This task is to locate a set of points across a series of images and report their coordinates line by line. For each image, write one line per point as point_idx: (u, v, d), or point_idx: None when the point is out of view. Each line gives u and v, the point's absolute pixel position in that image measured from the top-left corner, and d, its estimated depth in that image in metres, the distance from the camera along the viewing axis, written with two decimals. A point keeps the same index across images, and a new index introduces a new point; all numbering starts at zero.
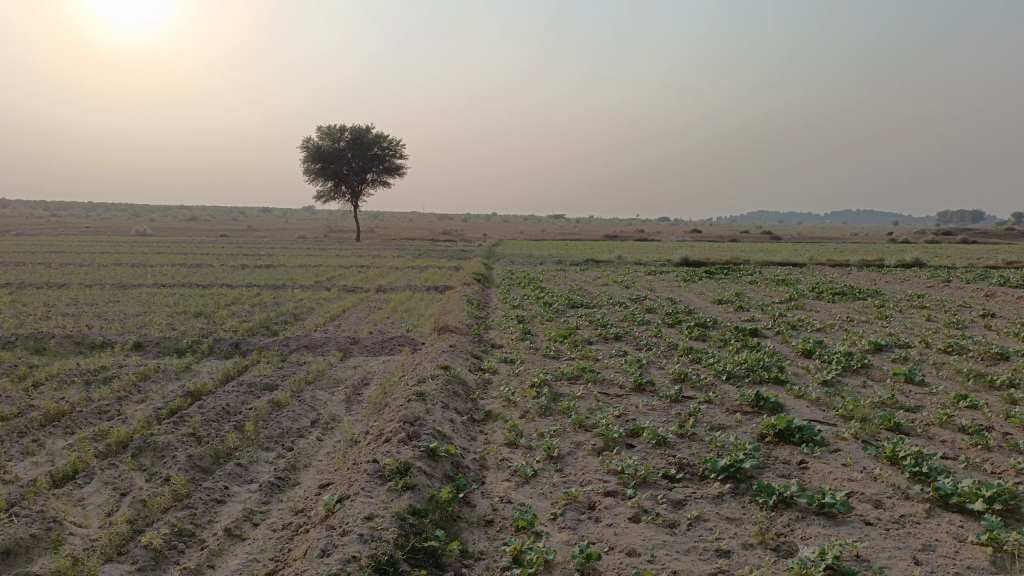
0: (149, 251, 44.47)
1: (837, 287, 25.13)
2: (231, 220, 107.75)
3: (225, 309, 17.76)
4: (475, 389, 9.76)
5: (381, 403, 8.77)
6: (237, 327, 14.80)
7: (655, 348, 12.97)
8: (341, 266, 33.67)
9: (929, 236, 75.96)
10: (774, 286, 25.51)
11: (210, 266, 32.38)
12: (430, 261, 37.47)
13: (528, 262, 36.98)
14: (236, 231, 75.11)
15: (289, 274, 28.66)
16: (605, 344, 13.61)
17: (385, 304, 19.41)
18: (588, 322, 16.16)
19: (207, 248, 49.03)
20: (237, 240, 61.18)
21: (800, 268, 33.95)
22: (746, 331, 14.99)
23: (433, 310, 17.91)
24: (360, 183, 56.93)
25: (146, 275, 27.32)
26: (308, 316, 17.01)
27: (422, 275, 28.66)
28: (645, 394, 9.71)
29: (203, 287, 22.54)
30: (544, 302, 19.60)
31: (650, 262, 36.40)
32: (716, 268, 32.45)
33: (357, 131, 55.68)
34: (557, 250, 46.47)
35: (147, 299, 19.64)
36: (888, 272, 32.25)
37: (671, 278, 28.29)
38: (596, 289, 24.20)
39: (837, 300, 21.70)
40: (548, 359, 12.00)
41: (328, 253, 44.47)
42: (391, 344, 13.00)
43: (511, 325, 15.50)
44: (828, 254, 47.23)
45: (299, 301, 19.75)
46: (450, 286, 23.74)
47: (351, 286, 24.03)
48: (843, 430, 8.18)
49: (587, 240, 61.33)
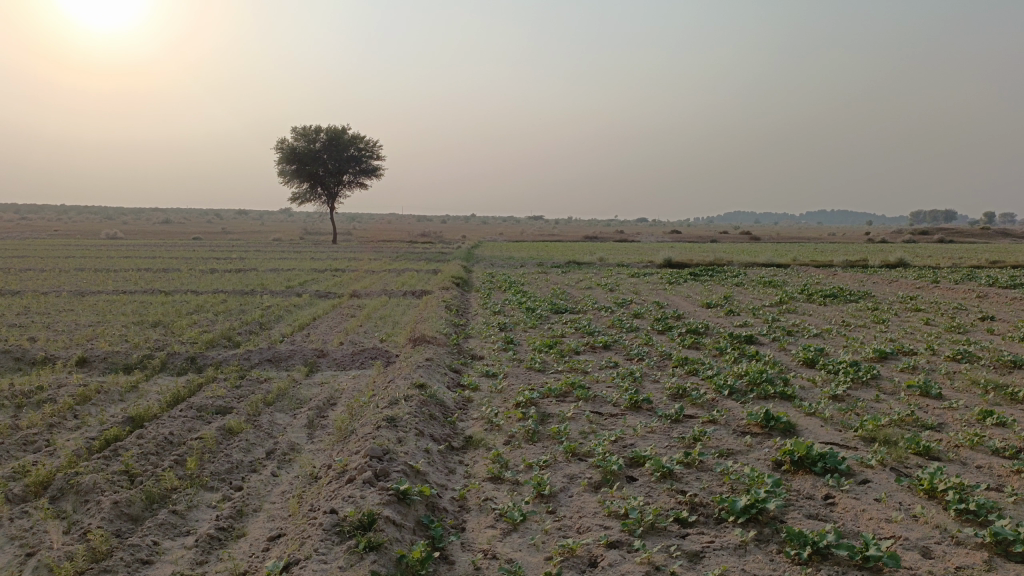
0: (116, 256, 42.93)
1: (827, 289, 24.41)
2: (206, 223, 105.81)
3: (186, 318, 16.62)
4: (454, 411, 8.77)
5: (348, 430, 7.76)
6: (196, 338, 13.68)
7: (648, 359, 12.05)
8: (315, 270, 32.55)
9: (905, 236, 76.18)
10: (762, 288, 24.77)
11: (178, 271, 31.04)
12: (408, 264, 36.39)
13: (508, 264, 36.02)
14: (210, 234, 73.47)
15: (260, 278, 27.44)
16: (594, 354, 12.66)
17: (358, 310, 18.37)
18: (574, 329, 15.22)
19: (178, 252, 47.64)
20: (209, 243, 59.67)
21: (785, 269, 33.31)
22: (743, 338, 14.11)
23: (409, 317, 16.89)
24: (336, 185, 55.70)
25: (108, 281, 25.98)
26: (276, 325, 15.94)
27: (399, 279, 27.59)
28: (641, 413, 8.77)
29: (167, 294, 21.34)
30: (527, 307, 18.65)
31: (633, 264, 35.59)
32: (701, 270, 31.68)
33: (333, 132, 54.43)
34: (537, 252, 45.56)
35: (104, 308, 18.43)
36: (874, 274, 31.65)
37: (657, 280, 27.45)
38: (579, 293, 23.28)
39: (830, 303, 20.93)
40: (533, 372, 11.04)
41: (302, 257, 43.23)
42: (362, 356, 11.96)
43: (492, 334, 14.51)
44: (810, 254, 46.76)
45: (268, 308, 18.64)
46: (428, 291, 22.74)
47: (324, 291, 22.93)
48: (868, 456, 7.31)
49: (567, 242, 60.53)
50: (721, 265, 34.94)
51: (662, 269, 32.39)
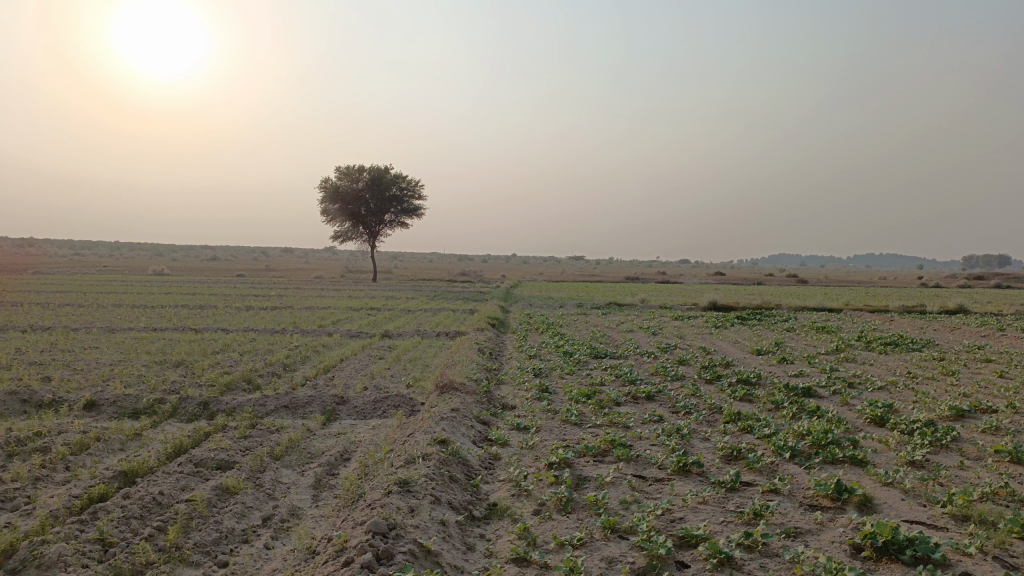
0: (157, 292, 43.07)
1: (886, 336, 22.90)
2: (251, 260, 107.01)
3: (209, 358, 15.99)
4: (479, 471, 7.83)
5: (357, 492, 6.88)
6: (213, 380, 12.97)
7: (695, 412, 10.96)
8: (350, 308, 31.98)
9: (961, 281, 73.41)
10: (815, 334, 23.39)
11: (213, 308, 30.72)
12: (446, 303, 35.67)
13: (547, 304, 35.09)
14: (254, 272, 74.23)
15: (294, 317, 26.88)
16: (637, 406, 11.59)
17: (388, 353, 17.56)
18: (615, 377, 14.17)
19: (218, 288, 47.78)
20: (250, 279, 59.93)
21: (838, 314, 31.71)
22: (800, 390, 12.91)
23: (440, 361, 16.03)
24: (377, 224, 55.70)
25: (141, 317, 25.69)
26: (301, 367, 15.21)
27: (434, 319, 26.82)
28: (691, 478, 7.72)
29: (196, 332, 20.84)
30: (564, 351, 17.65)
31: (677, 306, 34.38)
32: (749, 314, 30.31)
33: (376, 172, 54.46)
34: (578, 293, 44.56)
35: (130, 346, 17.93)
36: (934, 320, 29.91)
37: (702, 324, 26.23)
38: (620, 336, 22.22)
39: (891, 352, 19.50)
40: (569, 426, 10.04)
41: (340, 295, 42.85)
42: (384, 404, 11.08)
43: (527, 380, 13.55)
44: (863, 298, 44.86)
45: (295, 348, 17.96)
46: (462, 332, 21.88)
47: (356, 331, 22.24)
48: (964, 541, 6.14)
49: (608, 282, 59.46)
50: (769, 309, 33.45)
51: (706, 313, 31.14)
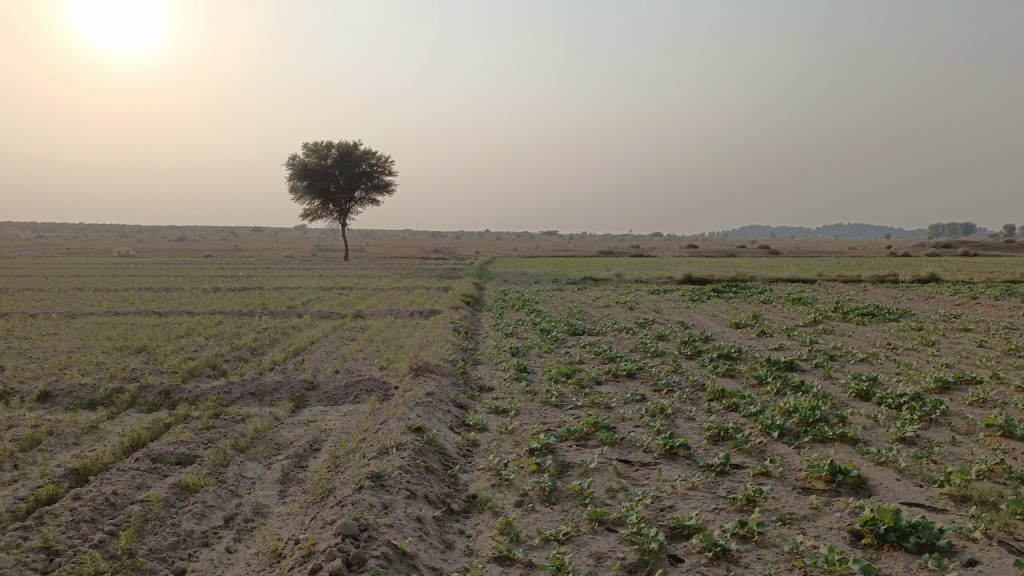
0: (122, 274, 41.98)
1: (862, 307, 22.83)
2: (220, 240, 105.11)
3: (174, 343, 15.36)
4: (456, 460, 7.43)
5: (327, 487, 6.44)
6: (177, 367, 12.39)
7: (678, 390, 10.64)
8: (322, 288, 31.35)
9: (930, 249, 74.37)
10: (792, 306, 23.27)
11: (179, 290, 29.93)
12: (419, 281, 35.14)
13: (522, 280, 34.74)
14: (223, 252, 72.82)
15: (263, 298, 26.21)
16: (618, 385, 11.24)
17: (360, 333, 17.07)
18: (594, 355, 13.81)
19: (186, 270, 46.75)
20: (219, 260, 58.77)
21: (813, 285, 31.72)
22: (782, 364, 12.66)
23: (415, 341, 15.58)
24: (348, 201, 54.77)
25: (104, 301, 24.86)
26: (270, 351, 14.67)
27: (408, 298, 26.31)
28: (679, 461, 7.39)
29: (161, 316, 20.15)
30: (541, 328, 17.28)
31: (652, 280, 34.22)
32: (724, 286, 30.16)
33: (345, 148, 53.47)
34: (553, 267, 44.25)
35: (90, 332, 17.22)
36: (908, 289, 30.00)
37: (679, 298, 26.01)
38: (596, 312, 21.90)
39: (868, 322, 19.40)
40: (549, 408, 9.67)
41: (312, 274, 42.09)
42: (356, 388, 10.62)
43: (504, 360, 13.15)
44: (836, 268, 45.05)
45: (264, 330, 17.37)
46: (436, 311, 21.43)
47: (327, 311, 21.65)
48: (966, 524, 5.87)
49: (582, 257, 59.20)
50: (745, 281, 33.36)
51: (682, 286, 30.97)
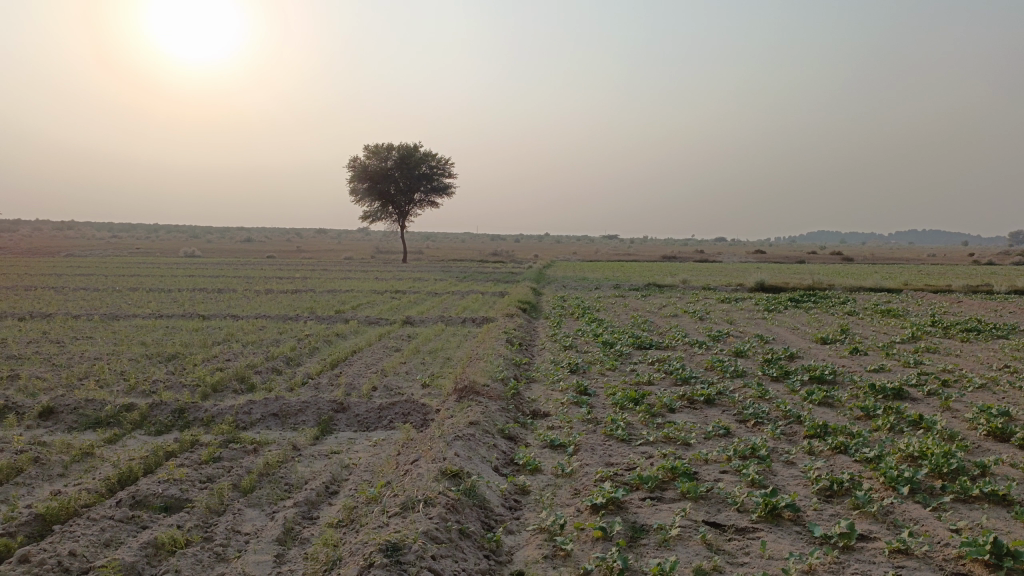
0: (180, 275, 41.83)
1: (963, 321, 20.48)
2: (282, 241, 106.16)
3: (208, 350, 14.31)
4: (500, 516, 5.94)
5: (331, 555, 5.04)
6: (200, 379, 11.22)
7: (770, 424, 8.94)
8: (375, 291, 30.32)
9: (1018, 257, 69.74)
10: (882, 319, 21.06)
11: (231, 292, 29.23)
12: (475, 286, 33.82)
13: (582, 286, 33.06)
14: (286, 253, 72.85)
15: (312, 301, 25.25)
16: (695, 414, 9.60)
17: (406, 343, 15.75)
18: (665, 376, 12.15)
19: (245, 271, 46.46)
20: (279, 262, 58.83)
21: (900, 295, 29.22)
22: (888, 391, 10.79)
23: (464, 353, 14.18)
24: (407, 203, 53.91)
25: (152, 303, 24.26)
26: (307, 361, 13.45)
27: (462, 303, 25.02)
28: (785, 529, 5.76)
29: (204, 319, 19.27)
30: (604, 340, 15.65)
31: (721, 288, 32.14)
32: (801, 296, 28.00)
33: (404, 150, 52.79)
34: (615, 273, 42.53)
35: (126, 336, 16.35)
36: (1007, 301, 27.28)
37: (753, 308, 24.04)
38: (664, 323, 20.13)
39: (975, 339, 17.17)
40: (616, 444, 8.09)
41: (367, 277, 41.18)
42: (392, 411, 9.24)
43: (562, 379, 11.62)
44: (920, 277, 42.07)
45: (305, 337, 16.22)
46: (490, 318, 20.02)
47: (375, 317, 20.43)
48: None
49: (644, 262, 57.15)
50: (822, 290, 31.00)
51: (755, 294, 28.86)
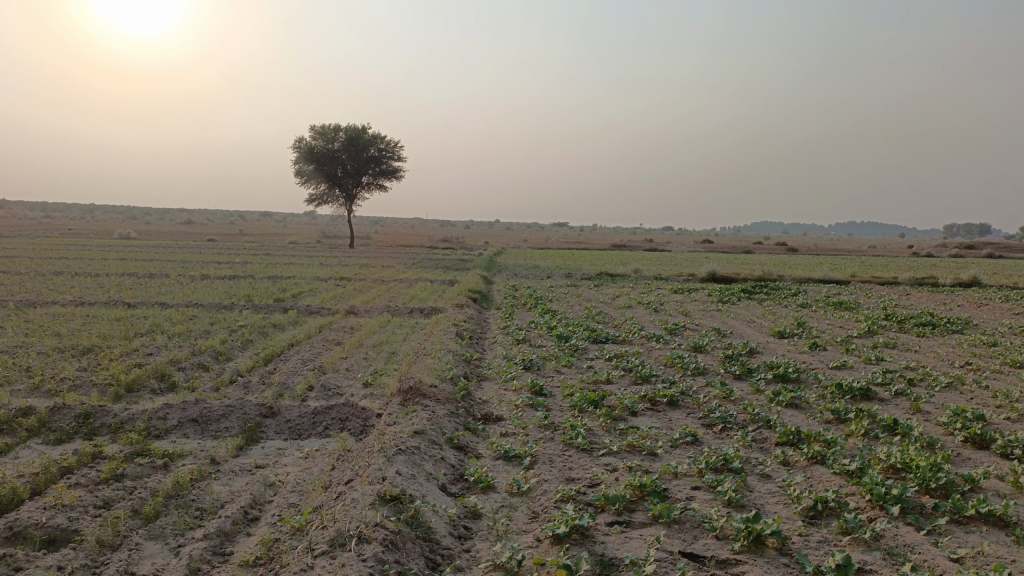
0: (112, 258, 39.69)
1: (916, 315, 20.35)
2: (225, 224, 103.02)
3: (129, 343, 13.08)
4: (448, 549, 5.12)
5: None
6: (114, 377, 10.08)
7: (739, 430, 8.30)
8: (318, 278, 29.05)
9: (955, 249, 71.64)
10: (836, 312, 20.82)
11: (163, 277, 27.65)
12: (424, 273, 32.79)
13: (533, 275, 32.32)
14: (227, 236, 70.37)
15: (250, 288, 23.93)
16: (659, 418, 8.91)
17: (349, 336, 14.73)
18: (623, 373, 11.45)
19: (182, 254, 44.49)
20: (221, 245, 56.79)
21: (850, 288, 29.23)
22: (856, 392, 10.28)
23: (410, 348, 13.26)
24: (355, 187, 52.36)
25: (75, 288, 22.62)
26: (238, 357, 12.36)
27: (410, 292, 24.03)
28: (772, 561, 5.07)
29: (130, 308, 17.89)
30: (558, 334, 14.91)
31: (673, 277, 31.76)
32: (754, 287, 27.75)
33: (353, 132, 51.20)
34: (566, 261, 41.88)
35: (39, 326, 14.97)
36: (954, 294, 27.47)
37: (707, 300, 23.62)
38: (618, 314, 19.52)
39: (931, 334, 16.95)
40: (576, 454, 7.33)
41: (312, 262, 39.74)
42: (327, 416, 8.31)
43: (515, 377, 10.82)
44: (866, 269, 42.50)
45: (239, 328, 15.07)
46: (438, 309, 19.11)
47: (317, 306, 19.32)
48: None
49: (596, 250, 56.85)
50: (773, 281, 30.86)
51: (709, 285, 28.52)
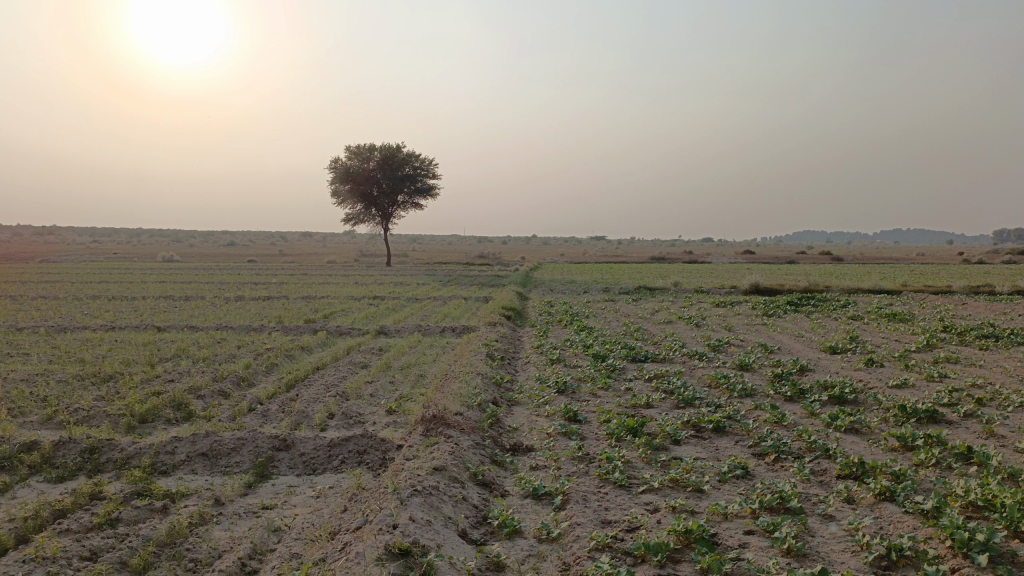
0: (151, 281, 40.01)
1: (977, 326, 19.18)
2: (265, 244, 104.26)
3: (151, 369, 12.71)
4: None
5: None
6: (130, 407, 9.65)
7: (794, 461, 7.53)
8: (351, 297, 28.72)
9: (1007, 255, 69.13)
10: (890, 324, 19.74)
11: (197, 299, 27.58)
12: (459, 290, 32.30)
13: (569, 290, 31.60)
14: (267, 257, 71.02)
15: (282, 309, 23.64)
16: (705, 447, 8.17)
17: (377, 358, 14.21)
18: (665, 396, 10.72)
19: (220, 276, 44.69)
20: (260, 266, 57.16)
21: (902, 298, 27.97)
22: (921, 414, 9.40)
23: (439, 370, 12.68)
24: (391, 205, 52.31)
25: (109, 312, 22.54)
26: (261, 382, 11.89)
27: (443, 310, 23.53)
28: None
29: (158, 332, 17.64)
30: (595, 353, 14.21)
31: (714, 290, 30.79)
32: (800, 299, 26.70)
33: (388, 150, 51.22)
34: (604, 275, 41.08)
35: (66, 352, 14.73)
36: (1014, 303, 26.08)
37: (751, 313, 22.67)
38: (658, 330, 18.72)
39: (995, 347, 15.83)
40: (612, 491, 6.64)
41: (347, 281, 39.57)
42: (344, 449, 7.73)
43: (548, 402, 10.15)
44: (916, 278, 40.90)
45: (265, 352, 14.65)
46: (471, 328, 18.52)
47: (347, 327, 18.88)
48: None
49: (634, 263, 55.94)
50: (819, 292, 29.70)
51: (752, 298, 27.52)
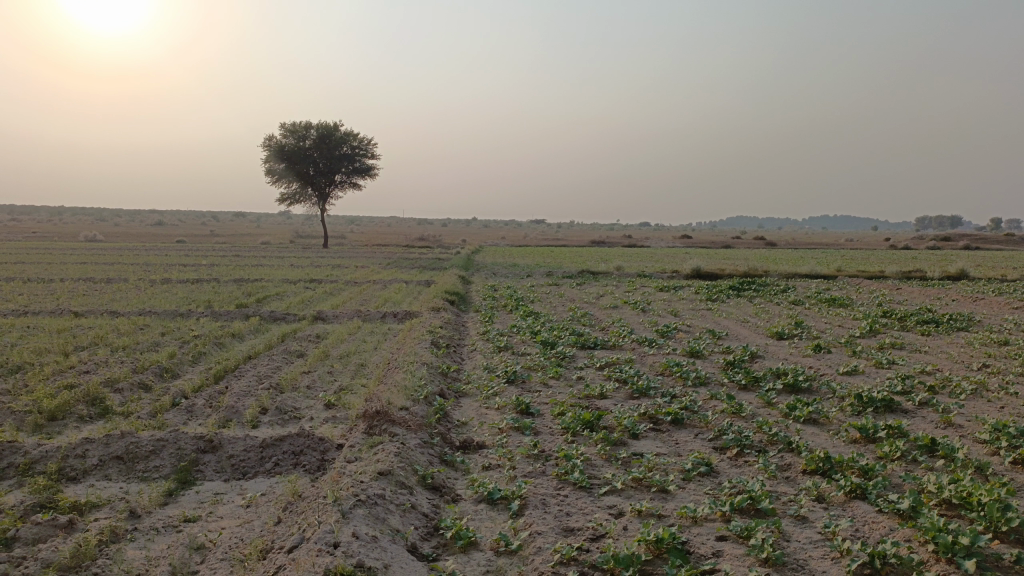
0: (70, 262, 37.86)
1: (915, 311, 19.41)
2: (196, 224, 100.67)
3: (65, 360, 11.68)
4: None
5: None
6: (37, 403, 8.72)
7: (758, 457, 7.19)
8: (286, 281, 27.61)
9: (931, 241, 71.54)
10: (832, 309, 19.83)
11: (120, 282, 26.04)
12: (399, 274, 31.43)
13: (512, 273, 31.06)
14: (197, 238, 68.53)
15: (212, 293, 22.47)
16: (665, 442, 7.77)
17: (315, 346, 13.43)
18: (618, 386, 10.31)
19: (147, 258, 42.68)
20: (189, 247, 54.93)
21: (839, 283, 28.36)
22: (878, 403, 9.21)
23: (381, 360, 12.00)
24: (328, 185, 50.82)
25: (22, 296, 21.01)
26: (186, 374, 11.01)
27: (383, 294, 22.71)
28: None
29: (75, 318, 16.40)
30: (543, 340, 13.73)
31: (657, 275, 30.71)
32: (742, 283, 26.79)
33: (325, 129, 49.67)
34: (547, 259, 40.68)
35: None
36: (946, 288, 26.67)
37: (696, 298, 22.55)
38: (605, 316, 18.39)
39: (935, 333, 15.99)
40: (572, 494, 6.17)
41: (282, 264, 38.21)
42: (277, 450, 7.05)
43: (498, 394, 9.62)
44: (850, 263, 41.74)
45: (192, 339, 13.69)
46: (413, 313, 17.85)
47: (282, 312, 17.96)
48: None
49: (574, 247, 55.81)
50: (759, 277, 29.87)
51: (694, 282, 27.50)
